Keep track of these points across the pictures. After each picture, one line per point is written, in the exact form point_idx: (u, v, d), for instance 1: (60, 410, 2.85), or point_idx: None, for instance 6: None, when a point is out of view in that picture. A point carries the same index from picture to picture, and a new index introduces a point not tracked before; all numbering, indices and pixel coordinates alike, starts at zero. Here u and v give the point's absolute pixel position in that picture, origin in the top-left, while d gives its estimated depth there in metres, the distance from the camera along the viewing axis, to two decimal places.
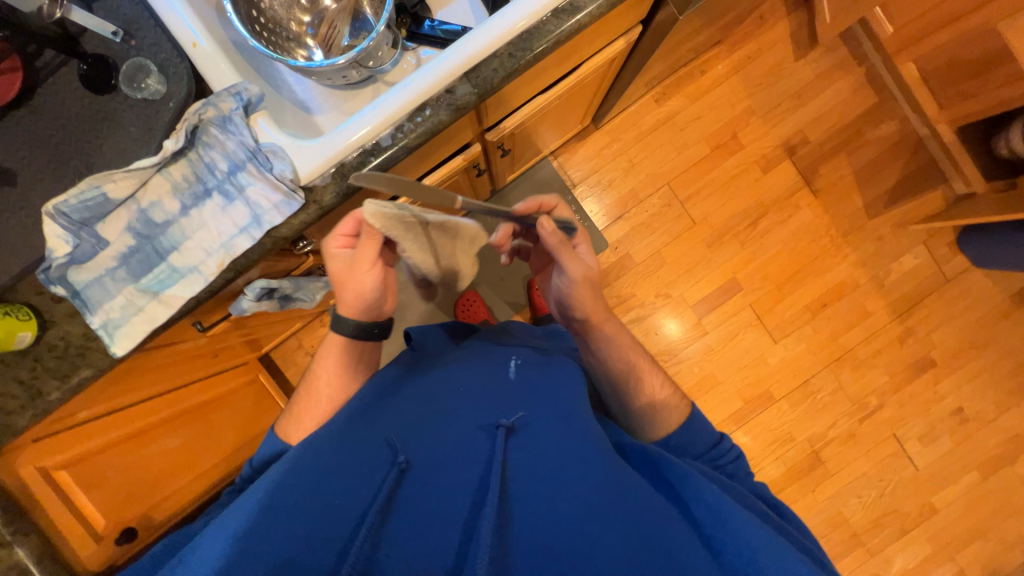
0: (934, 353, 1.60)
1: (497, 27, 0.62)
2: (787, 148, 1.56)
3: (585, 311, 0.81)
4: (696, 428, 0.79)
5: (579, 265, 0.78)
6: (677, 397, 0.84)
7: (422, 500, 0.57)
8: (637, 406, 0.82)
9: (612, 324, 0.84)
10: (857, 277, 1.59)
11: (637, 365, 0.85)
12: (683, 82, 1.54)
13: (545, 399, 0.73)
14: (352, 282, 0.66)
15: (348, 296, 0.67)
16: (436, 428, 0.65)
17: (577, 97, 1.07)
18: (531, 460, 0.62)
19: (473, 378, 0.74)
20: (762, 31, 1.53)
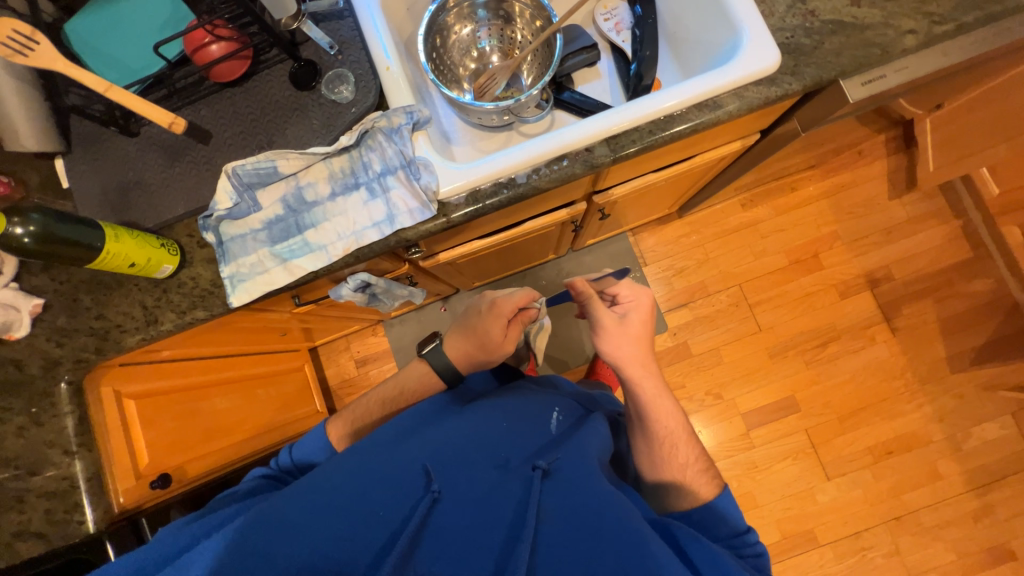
0: (1016, 544, 1.40)
1: (642, 107, 0.69)
2: (869, 279, 1.54)
3: (618, 357, 0.83)
4: (722, 511, 0.73)
5: (605, 317, 0.83)
6: (708, 475, 0.78)
7: (451, 532, 0.55)
8: (662, 473, 0.79)
9: (649, 379, 0.81)
10: (931, 432, 1.47)
11: (673, 432, 0.80)
12: (772, 194, 1.60)
13: (586, 447, 0.69)
14: (492, 357, 0.82)
15: (478, 360, 0.82)
16: (474, 459, 0.63)
17: (676, 185, 1.13)
18: (562, 507, 0.58)
19: (516, 417, 0.72)
20: (859, 165, 1.58)
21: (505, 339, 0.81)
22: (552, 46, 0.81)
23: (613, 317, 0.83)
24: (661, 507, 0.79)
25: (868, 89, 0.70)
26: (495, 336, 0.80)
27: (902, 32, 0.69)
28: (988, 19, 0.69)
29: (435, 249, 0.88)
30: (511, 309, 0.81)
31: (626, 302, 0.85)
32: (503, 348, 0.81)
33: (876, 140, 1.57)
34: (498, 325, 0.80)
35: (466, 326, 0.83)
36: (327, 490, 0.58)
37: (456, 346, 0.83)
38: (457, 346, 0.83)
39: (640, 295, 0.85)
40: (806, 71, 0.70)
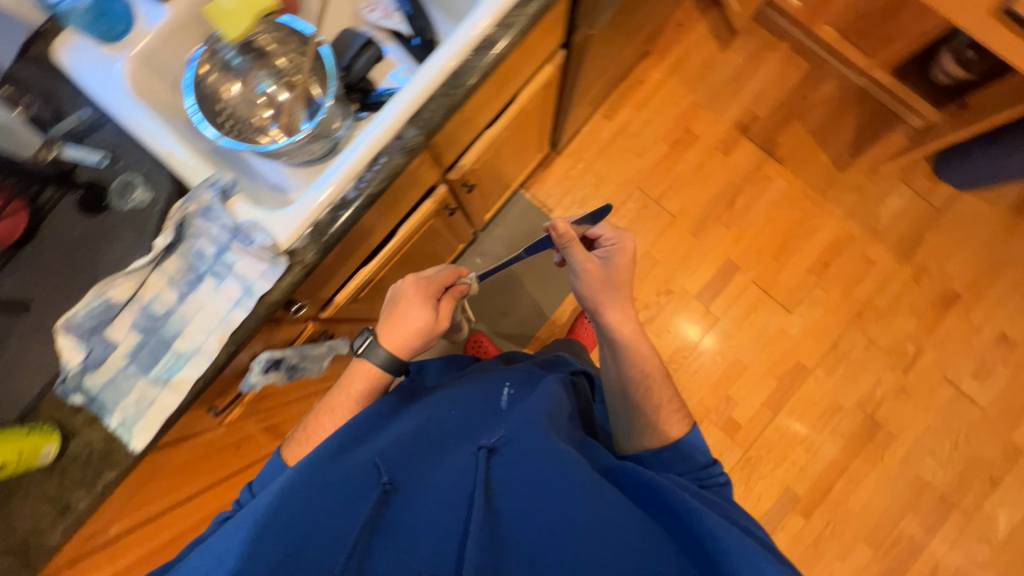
0: (955, 285, 1.57)
1: (423, 80, 0.69)
2: (740, 128, 1.64)
3: (601, 300, 0.93)
4: (690, 446, 0.89)
5: (585, 261, 0.91)
6: (678, 416, 0.93)
7: (408, 518, 0.60)
8: (641, 416, 0.92)
9: (626, 323, 0.94)
10: (850, 229, 1.60)
11: (650, 373, 0.94)
12: (626, 96, 1.66)
13: (528, 413, 0.75)
14: (427, 335, 0.81)
15: (422, 343, 0.80)
16: (424, 451, 0.68)
17: (527, 128, 1.16)
18: (511, 480, 0.65)
19: (460, 407, 0.78)
20: (684, 35, 1.67)
21: (441, 317, 0.83)
22: (321, 58, 0.77)
23: (595, 259, 0.92)
24: (633, 448, 0.93)
25: None
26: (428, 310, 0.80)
27: None
28: None
29: (324, 295, 0.86)
30: (441, 280, 0.84)
31: (607, 246, 0.94)
32: (441, 327, 0.83)
33: (687, 7, 1.66)
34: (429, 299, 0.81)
35: (403, 310, 0.79)
36: (269, 504, 0.59)
37: (398, 334, 0.78)
38: (397, 333, 0.78)
39: (623, 239, 0.93)
40: None
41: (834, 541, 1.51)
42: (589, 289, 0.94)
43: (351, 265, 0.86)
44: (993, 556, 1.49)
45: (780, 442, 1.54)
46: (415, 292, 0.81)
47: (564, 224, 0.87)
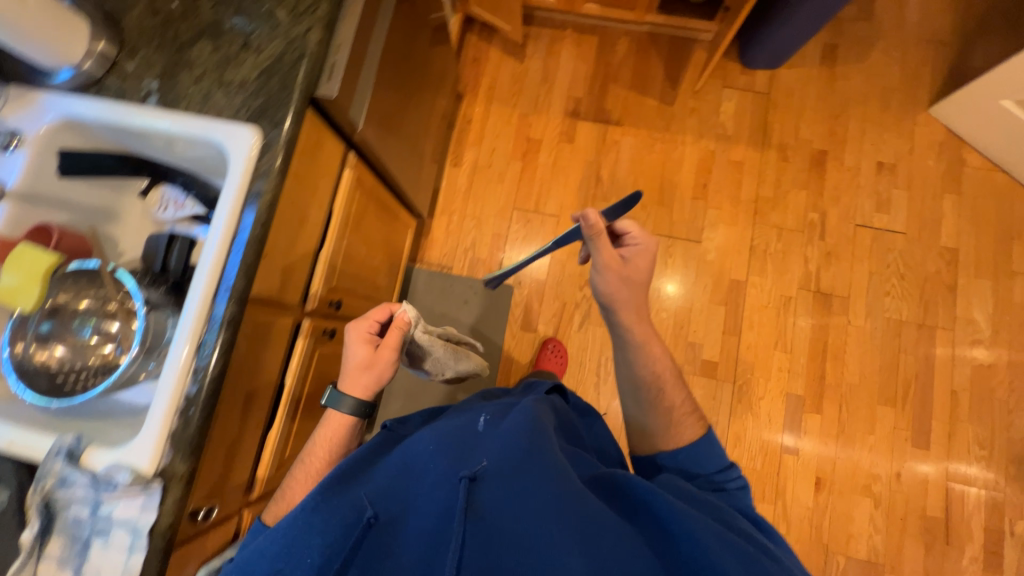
0: (817, 145, 1.67)
1: (211, 251, 0.71)
2: (572, 114, 1.75)
3: (623, 300, 0.91)
4: (705, 446, 0.86)
5: (608, 258, 0.88)
6: (692, 418, 0.91)
7: (388, 555, 0.59)
8: (655, 419, 0.90)
9: (642, 327, 0.93)
10: (707, 146, 1.70)
11: (661, 374, 0.92)
12: (462, 139, 1.76)
13: (516, 433, 0.69)
14: (376, 372, 0.82)
15: (371, 380, 0.81)
16: (406, 482, 0.66)
17: (373, 223, 1.20)
18: (498, 512, 0.61)
19: (444, 430, 0.73)
20: (484, 66, 1.80)
21: (383, 352, 0.82)
22: (119, 280, 0.80)
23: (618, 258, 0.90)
24: (647, 449, 0.90)
25: (335, 79, 0.81)
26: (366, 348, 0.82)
27: (304, 34, 0.79)
28: None
29: (238, 481, 0.85)
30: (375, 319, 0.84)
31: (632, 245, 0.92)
32: (386, 358, 0.82)
33: (474, 44, 1.80)
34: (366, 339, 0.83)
35: (347, 356, 0.83)
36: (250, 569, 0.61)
37: (348, 379, 0.81)
38: (348, 378, 0.81)
39: (648, 241, 0.91)
40: (281, 114, 0.76)
41: (856, 418, 1.51)
42: (610, 287, 0.91)
43: (248, 440, 0.85)
44: (993, 352, 1.52)
45: (757, 357, 1.56)
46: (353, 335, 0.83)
47: (595, 214, 0.85)
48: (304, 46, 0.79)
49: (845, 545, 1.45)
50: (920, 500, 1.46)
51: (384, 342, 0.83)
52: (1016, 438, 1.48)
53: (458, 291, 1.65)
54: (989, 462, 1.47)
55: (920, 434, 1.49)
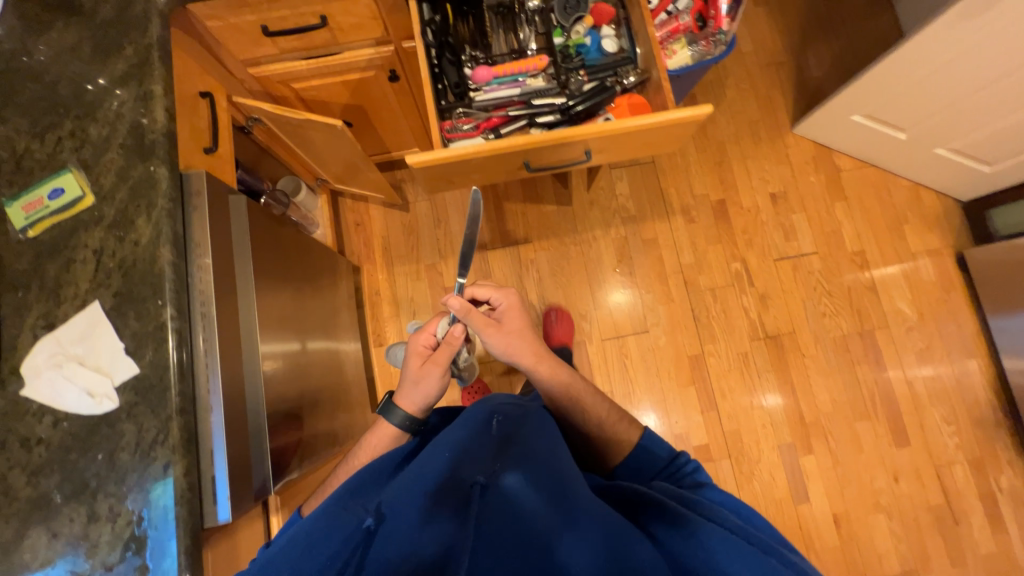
0: (714, 197, 1.71)
1: None
2: (478, 247, 1.66)
3: (513, 351, 0.92)
4: (649, 449, 0.84)
5: (485, 325, 0.92)
6: (624, 420, 0.90)
7: (382, 553, 0.55)
8: (590, 432, 0.88)
9: (545, 364, 0.92)
10: (617, 233, 1.68)
11: (576, 394, 0.91)
12: (377, 313, 1.62)
13: (536, 449, 0.70)
14: (425, 388, 0.89)
15: (420, 395, 0.89)
16: (414, 488, 0.63)
17: None
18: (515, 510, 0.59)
19: (459, 442, 0.71)
20: (369, 227, 1.66)
21: (433, 370, 0.88)
22: None
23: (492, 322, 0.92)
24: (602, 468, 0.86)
25: (218, 501, 0.67)
26: (418, 362, 0.90)
27: (163, 476, 0.63)
28: (176, 379, 0.65)
29: None
30: (431, 336, 0.91)
31: (502, 303, 0.95)
32: (437, 375, 0.88)
33: (351, 208, 1.65)
34: (422, 358, 0.90)
35: (405, 368, 0.92)
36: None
37: (403, 393, 0.90)
38: (403, 390, 0.90)
39: (510, 296, 0.95)
40: None
41: (841, 443, 1.57)
42: (495, 346, 0.93)
43: None
44: (926, 332, 1.64)
45: (739, 420, 1.58)
46: (412, 349, 0.91)
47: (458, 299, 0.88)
48: (168, 489, 0.63)
49: (880, 567, 1.50)
50: (921, 495, 1.55)
51: (437, 358, 0.89)
52: (971, 402, 1.60)
53: None
54: (960, 433, 1.59)
55: (899, 435, 1.58)
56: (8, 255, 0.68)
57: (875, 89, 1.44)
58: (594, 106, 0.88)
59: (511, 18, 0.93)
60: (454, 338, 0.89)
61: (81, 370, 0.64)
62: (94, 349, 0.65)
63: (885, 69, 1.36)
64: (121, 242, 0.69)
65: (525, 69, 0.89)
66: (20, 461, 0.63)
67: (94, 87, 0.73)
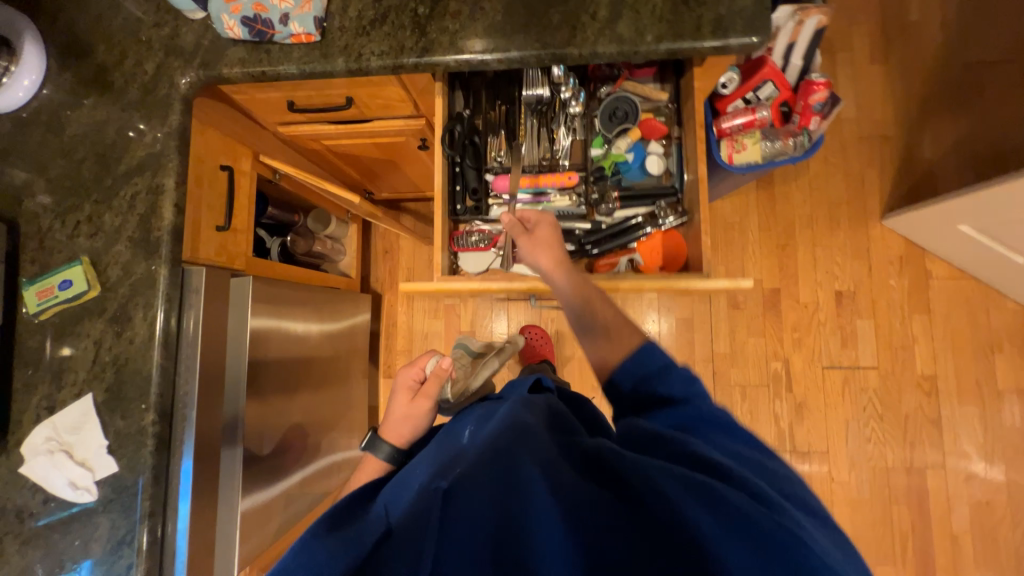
0: (768, 284, 1.52)
1: None
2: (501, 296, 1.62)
3: (535, 260, 0.73)
4: (648, 351, 0.60)
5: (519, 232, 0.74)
6: (632, 331, 0.65)
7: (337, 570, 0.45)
8: (595, 344, 0.66)
9: (561, 272, 0.72)
10: (649, 306, 1.56)
11: (589, 297, 0.70)
12: (391, 344, 1.63)
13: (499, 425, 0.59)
14: (415, 420, 0.79)
15: (408, 427, 0.79)
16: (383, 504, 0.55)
17: None
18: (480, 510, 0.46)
19: (431, 458, 0.64)
20: (397, 256, 1.65)
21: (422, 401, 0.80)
22: None
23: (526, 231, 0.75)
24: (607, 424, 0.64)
25: None
26: (405, 393, 0.82)
27: (126, 575, 0.67)
28: (150, 482, 0.69)
29: None
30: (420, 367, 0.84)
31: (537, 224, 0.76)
32: (427, 406, 0.80)
33: (381, 235, 1.65)
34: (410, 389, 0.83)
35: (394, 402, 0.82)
36: None
37: (388, 425, 0.80)
38: (391, 423, 0.80)
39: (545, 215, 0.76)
40: None
41: None
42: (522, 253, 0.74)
43: None
44: (992, 484, 1.41)
45: None
46: (400, 381, 0.83)
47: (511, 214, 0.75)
48: None
49: None
50: None
51: (426, 389, 0.81)
52: None
53: None
54: None
55: None
56: (23, 332, 0.72)
57: (982, 209, 1.20)
58: (622, 239, 0.80)
59: (550, 117, 0.83)
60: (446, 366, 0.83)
61: (69, 462, 0.68)
62: (84, 441, 0.69)
63: (999, 191, 1.13)
64: (117, 337, 0.71)
65: (554, 184, 0.80)
66: (11, 531, 0.69)
67: (113, 173, 0.74)
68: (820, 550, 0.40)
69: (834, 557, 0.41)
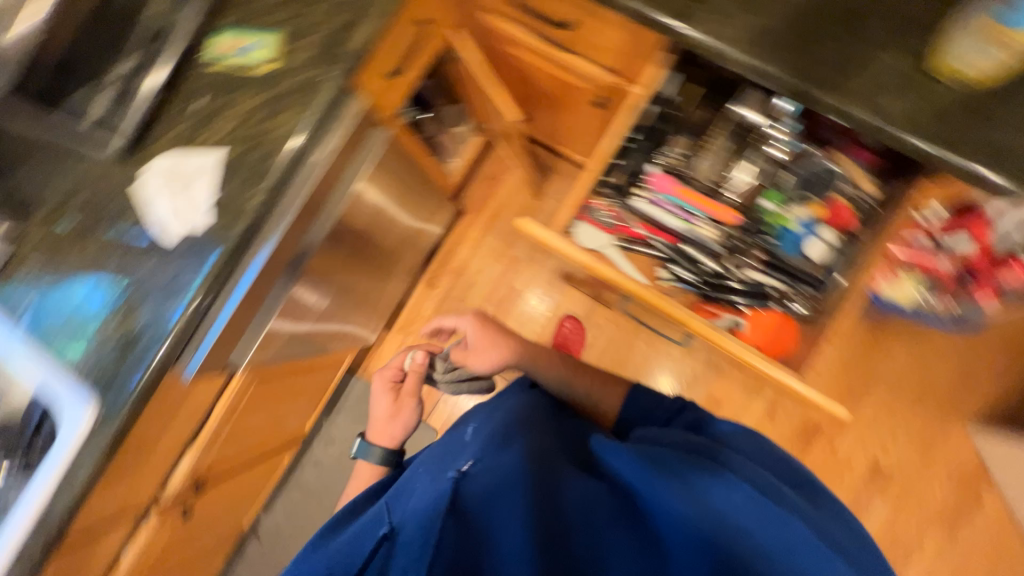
0: (814, 416, 1.44)
1: (11, 519, 0.72)
2: (564, 276, 1.60)
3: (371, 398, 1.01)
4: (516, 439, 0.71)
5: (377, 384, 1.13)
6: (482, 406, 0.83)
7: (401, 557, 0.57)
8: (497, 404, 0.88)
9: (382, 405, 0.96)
10: (693, 368, 1.50)
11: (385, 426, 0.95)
12: (446, 260, 1.66)
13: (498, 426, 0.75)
14: (400, 417, 1.07)
15: (398, 427, 1.06)
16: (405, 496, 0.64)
17: (281, 386, 1.18)
18: (500, 536, 0.58)
19: (436, 452, 0.75)
20: (497, 187, 1.65)
21: (404, 400, 1.09)
22: None
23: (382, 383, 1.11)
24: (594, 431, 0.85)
25: (194, 358, 0.78)
26: (386, 390, 1.10)
27: (170, 318, 0.73)
28: (224, 255, 0.73)
29: None
30: (394, 370, 1.12)
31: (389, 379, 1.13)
32: (407, 406, 1.08)
33: (495, 160, 1.65)
34: (389, 392, 1.11)
35: (377, 408, 1.09)
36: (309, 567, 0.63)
37: (377, 428, 1.06)
38: (378, 429, 1.06)
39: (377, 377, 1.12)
40: (121, 399, 0.73)
41: None
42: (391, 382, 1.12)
43: None
44: None
45: None
46: (378, 384, 1.11)
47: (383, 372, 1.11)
48: (166, 328, 0.74)
49: None
50: None
51: (406, 389, 1.10)
52: None
53: None
54: None
55: None
56: (195, 73, 0.77)
57: None
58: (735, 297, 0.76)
59: (744, 145, 0.77)
60: (417, 366, 1.11)
61: (171, 200, 0.74)
62: (189, 189, 0.74)
63: None
64: (261, 120, 0.74)
65: (707, 211, 0.76)
66: (105, 225, 0.77)
67: None
68: (794, 520, 0.65)
69: (803, 532, 0.64)
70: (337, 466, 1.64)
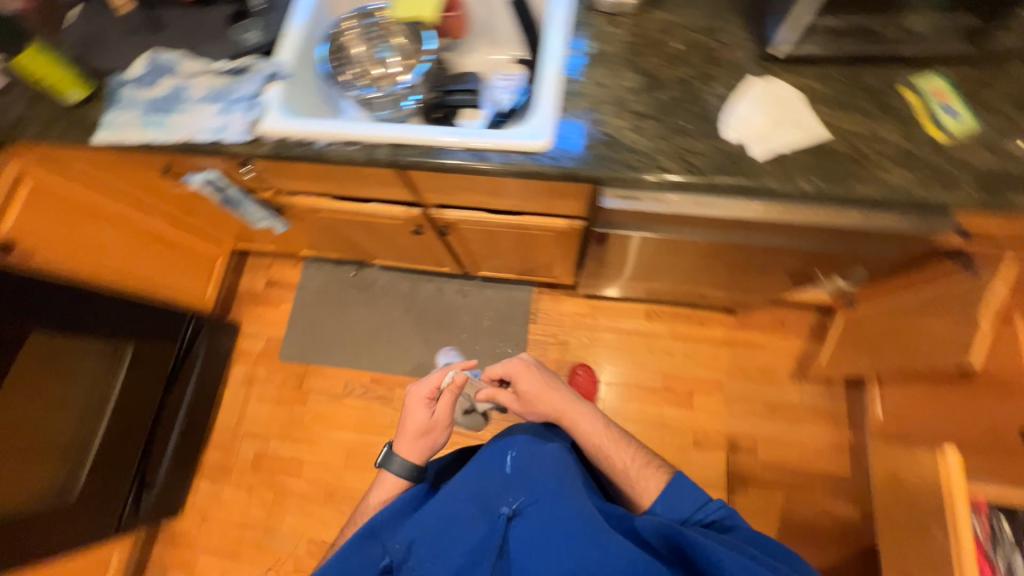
0: None
1: (428, 132, 0.82)
2: (730, 442, 1.48)
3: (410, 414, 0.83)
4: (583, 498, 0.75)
5: (414, 403, 0.84)
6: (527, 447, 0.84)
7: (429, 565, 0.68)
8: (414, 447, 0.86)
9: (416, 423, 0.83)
10: None
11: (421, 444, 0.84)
12: (678, 318, 1.61)
13: (542, 475, 0.73)
14: (430, 440, 0.84)
15: (425, 448, 0.83)
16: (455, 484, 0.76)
17: (540, 247, 1.22)
18: None
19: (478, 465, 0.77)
20: (776, 333, 1.56)
21: (443, 417, 0.85)
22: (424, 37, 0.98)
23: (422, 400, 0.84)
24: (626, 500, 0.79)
25: (620, 203, 0.81)
26: (426, 408, 0.84)
27: (652, 164, 0.77)
28: (740, 182, 0.75)
29: (288, 186, 1.06)
30: (437, 380, 0.85)
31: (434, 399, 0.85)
32: (442, 427, 0.84)
33: (800, 318, 1.56)
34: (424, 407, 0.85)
35: (410, 421, 0.84)
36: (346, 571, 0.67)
37: (404, 442, 0.83)
38: (405, 442, 0.83)
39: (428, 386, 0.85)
40: (567, 161, 0.78)
41: None
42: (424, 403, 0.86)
43: (318, 188, 1.05)
44: None
45: None
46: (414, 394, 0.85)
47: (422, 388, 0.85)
48: (647, 167, 0.77)
49: None
50: None
51: (444, 410, 0.84)
52: None
53: (509, 333, 1.65)
54: None
55: None
56: (876, 75, 0.78)
57: None
58: None
59: None
60: (463, 384, 0.85)
61: (760, 119, 0.77)
62: (779, 127, 0.76)
63: None
64: (876, 148, 0.74)
65: None
66: (694, 71, 0.82)
67: None
68: None
69: None
70: (444, 309, 1.70)
